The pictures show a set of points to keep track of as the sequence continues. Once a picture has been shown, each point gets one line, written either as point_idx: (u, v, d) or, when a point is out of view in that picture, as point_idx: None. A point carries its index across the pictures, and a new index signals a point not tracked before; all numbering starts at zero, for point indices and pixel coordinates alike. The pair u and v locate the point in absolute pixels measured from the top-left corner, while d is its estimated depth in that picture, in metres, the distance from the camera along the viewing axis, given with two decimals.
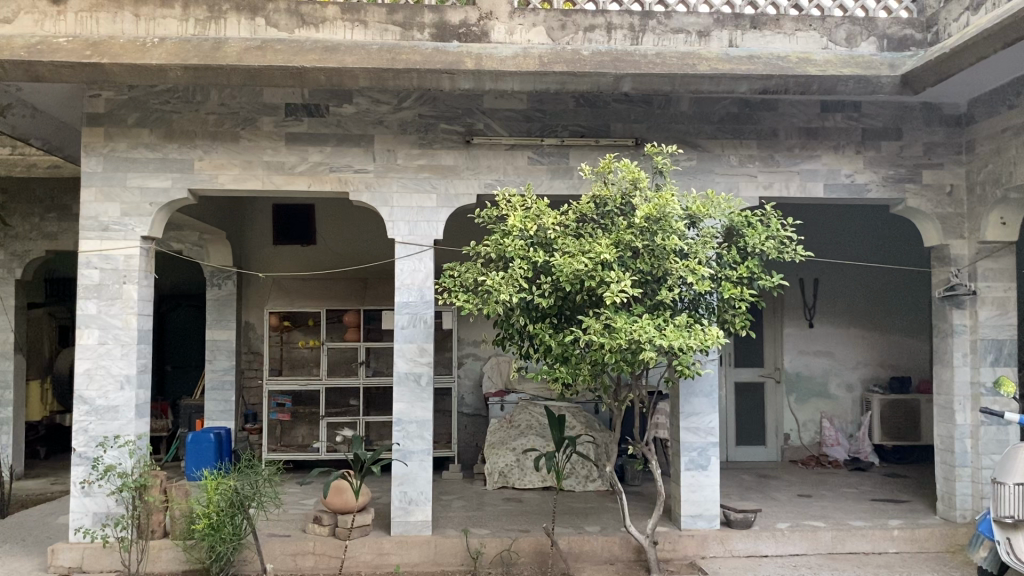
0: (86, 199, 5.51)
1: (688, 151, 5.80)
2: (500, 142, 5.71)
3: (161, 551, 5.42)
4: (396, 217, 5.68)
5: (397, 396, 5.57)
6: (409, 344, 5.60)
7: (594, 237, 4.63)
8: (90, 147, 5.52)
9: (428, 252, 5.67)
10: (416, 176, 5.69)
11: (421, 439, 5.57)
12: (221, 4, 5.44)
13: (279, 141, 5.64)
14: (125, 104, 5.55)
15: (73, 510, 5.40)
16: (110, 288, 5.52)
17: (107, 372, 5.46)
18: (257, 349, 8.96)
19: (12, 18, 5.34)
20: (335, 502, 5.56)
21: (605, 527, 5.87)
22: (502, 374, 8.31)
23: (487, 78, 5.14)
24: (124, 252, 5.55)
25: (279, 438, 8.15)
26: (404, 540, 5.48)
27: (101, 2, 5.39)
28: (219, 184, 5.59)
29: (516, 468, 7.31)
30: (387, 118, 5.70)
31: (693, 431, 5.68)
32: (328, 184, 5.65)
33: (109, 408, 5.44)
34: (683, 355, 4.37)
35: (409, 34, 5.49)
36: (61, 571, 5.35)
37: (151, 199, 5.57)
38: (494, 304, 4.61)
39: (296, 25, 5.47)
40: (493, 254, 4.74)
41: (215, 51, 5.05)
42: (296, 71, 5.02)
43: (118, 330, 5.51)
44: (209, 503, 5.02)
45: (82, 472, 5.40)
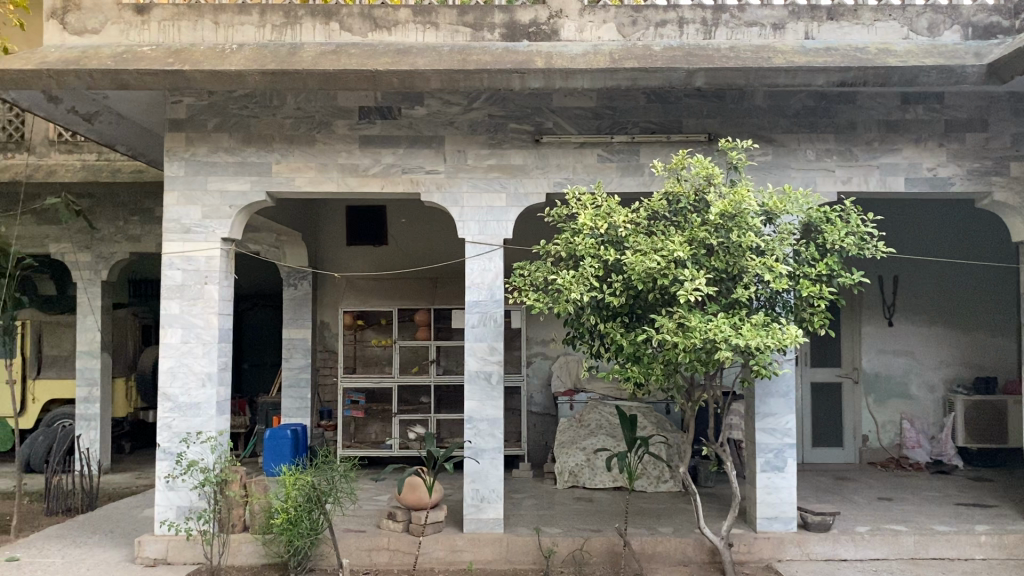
0: (169, 203, 5.70)
1: (764, 146, 5.70)
2: (569, 140, 5.69)
3: (241, 545, 5.56)
4: (466, 217, 5.72)
5: (468, 394, 5.60)
6: (479, 343, 5.63)
7: (667, 235, 4.59)
8: (172, 152, 5.71)
9: (497, 251, 5.70)
10: (486, 176, 5.72)
11: (492, 437, 5.58)
12: (297, 9, 5.56)
13: (353, 144, 5.73)
14: (205, 110, 5.72)
15: (158, 503, 5.58)
16: (192, 289, 5.69)
17: (189, 369, 5.64)
18: (331, 348, 9.15)
19: (100, 28, 5.57)
20: (409, 498, 5.58)
21: (678, 528, 5.81)
22: (572, 374, 8.31)
23: (557, 76, 5.02)
24: (205, 254, 5.71)
25: (353, 434, 8.29)
26: (476, 537, 5.50)
27: (183, 11, 5.58)
28: (296, 187, 5.72)
29: (587, 468, 7.26)
30: (458, 119, 5.73)
31: (769, 432, 5.57)
32: (401, 185, 5.72)
33: (192, 404, 5.61)
34: (761, 355, 4.29)
35: (479, 35, 5.53)
36: (147, 563, 5.53)
37: (230, 202, 5.72)
38: (565, 303, 4.60)
39: (369, 28, 5.55)
40: (563, 253, 4.73)
41: (292, 57, 5.18)
42: (369, 75, 5.01)
43: (200, 329, 5.67)
44: (288, 497, 5.12)
45: (166, 467, 5.58)
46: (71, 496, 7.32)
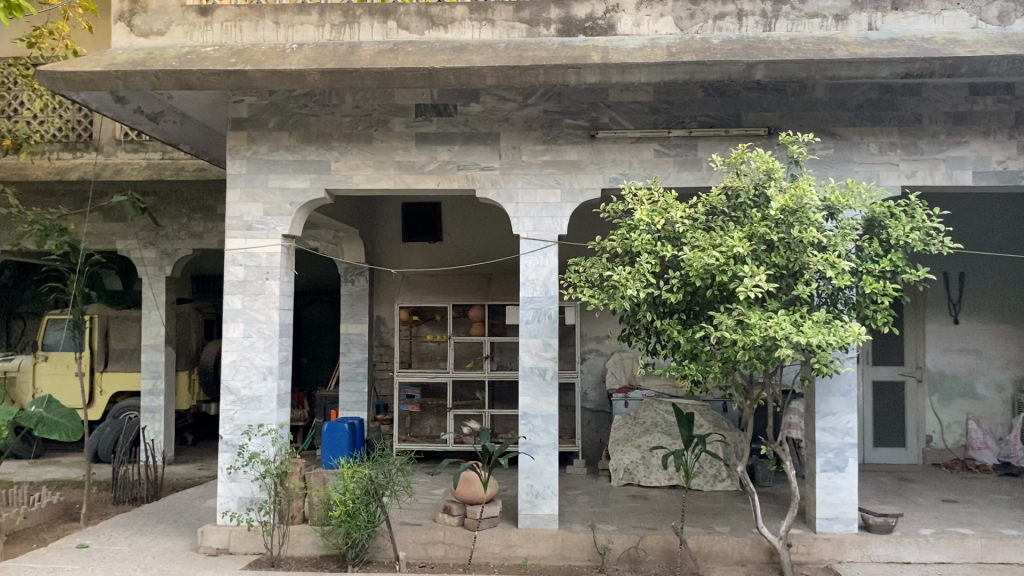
0: (232, 200, 5.84)
1: (825, 140, 5.59)
2: (625, 135, 5.65)
3: (301, 536, 5.65)
4: (521, 213, 5.73)
5: (523, 390, 5.60)
6: (534, 339, 5.61)
7: (725, 231, 4.53)
8: (235, 150, 5.85)
9: (552, 247, 5.69)
10: (540, 172, 5.72)
11: (547, 434, 5.57)
12: (355, 8, 5.62)
13: (410, 141, 5.78)
14: (266, 109, 5.83)
15: (220, 494, 5.71)
16: (254, 285, 5.81)
17: (251, 363, 5.75)
18: (387, 343, 9.26)
19: (165, 30, 5.71)
20: (465, 493, 5.64)
21: (736, 527, 5.74)
22: (626, 370, 8.26)
23: (614, 71, 4.96)
24: (267, 250, 5.82)
25: (409, 428, 8.39)
26: (531, 533, 5.51)
27: (244, 11, 5.69)
28: (354, 185, 5.79)
29: (642, 466, 7.21)
30: (513, 115, 5.73)
31: (830, 431, 5.47)
32: (456, 182, 5.75)
33: (253, 397, 5.72)
34: (822, 352, 4.22)
35: (535, 31, 5.52)
36: (210, 552, 5.66)
37: (291, 200, 5.83)
38: (621, 300, 4.58)
39: (426, 26, 5.59)
40: (619, 248, 4.70)
41: (350, 56, 5.24)
42: (426, 73, 5.02)
43: (261, 323, 5.78)
44: (346, 490, 5.23)
45: (229, 458, 5.70)
46: (137, 486, 7.52)
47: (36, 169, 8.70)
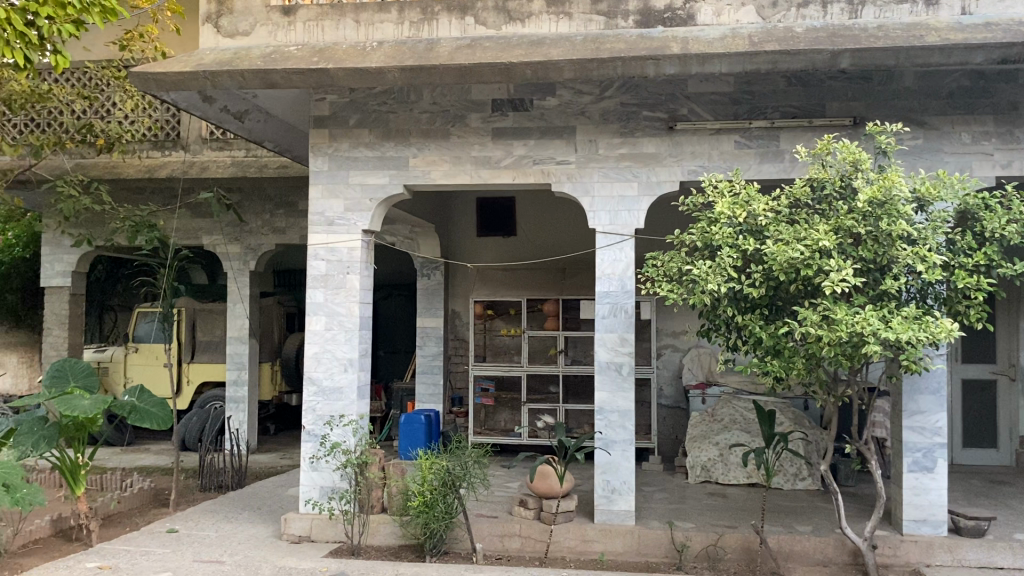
0: (315, 196, 6.00)
1: (914, 130, 5.40)
2: (705, 127, 5.55)
3: (379, 526, 5.74)
4: (597, 207, 5.71)
5: (599, 385, 5.57)
6: (610, 334, 5.58)
7: (809, 224, 4.43)
8: (317, 147, 5.99)
9: (628, 241, 5.64)
10: (617, 165, 5.67)
11: (623, 429, 5.53)
12: (434, 5, 5.67)
13: (486, 136, 5.81)
14: (347, 106, 5.95)
15: (303, 483, 5.85)
16: (336, 279, 5.93)
17: (332, 355, 5.88)
18: (462, 337, 9.35)
19: (250, 30, 5.88)
20: (540, 487, 5.63)
21: (818, 527, 5.60)
22: (705, 366, 8.15)
23: (694, 62, 4.88)
24: (348, 245, 5.95)
25: (483, 421, 8.48)
26: (607, 528, 5.48)
27: (326, 11, 5.81)
28: (432, 180, 5.86)
29: (720, 463, 7.11)
30: (590, 108, 5.70)
31: (917, 430, 5.30)
32: (532, 176, 5.75)
33: (335, 389, 5.85)
34: (912, 349, 4.09)
35: (613, 23, 5.48)
36: (293, 539, 5.81)
37: (371, 195, 5.93)
38: (701, 294, 4.51)
39: (503, 21, 5.60)
40: (699, 242, 4.63)
41: (429, 52, 5.30)
42: (504, 67, 5.02)
43: (342, 317, 5.90)
44: (424, 481, 5.34)
45: (311, 448, 5.84)
46: (222, 474, 7.77)
47: (127, 167, 9.04)
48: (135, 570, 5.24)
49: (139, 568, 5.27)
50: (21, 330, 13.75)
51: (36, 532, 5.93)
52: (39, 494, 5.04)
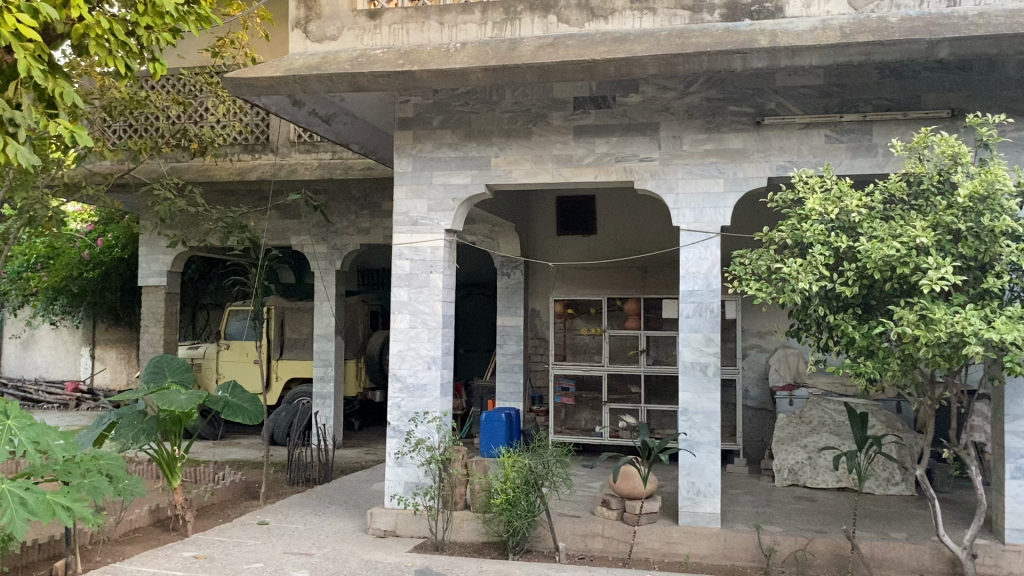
0: (398, 196, 6.09)
1: (1017, 121, 5.16)
2: (793, 121, 5.42)
3: (462, 522, 5.79)
4: (682, 204, 5.63)
5: (683, 385, 5.49)
6: (695, 334, 5.50)
7: (905, 220, 4.28)
8: (401, 149, 6.09)
9: (714, 238, 5.54)
10: (702, 161, 5.58)
11: (709, 430, 5.44)
12: (517, 5, 5.69)
13: (568, 135, 5.79)
14: (430, 107, 6.03)
15: (388, 478, 5.96)
16: (419, 277, 6.02)
17: (416, 353, 5.97)
18: (542, 336, 9.37)
19: (338, 35, 6.04)
20: (623, 487, 5.58)
21: (913, 534, 5.41)
22: (792, 368, 7.98)
23: (783, 55, 4.77)
24: (431, 244, 6.03)
25: (564, 421, 8.48)
26: (692, 530, 5.40)
27: (411, 14, 5.90)
28: (513, 179, 5.88)
29: (808, 466, 6.94)
30: (674, 104, 5.62)
31: (1020, 436, 5.07)
32: (614, 174, 5.72)
33: (419, 385, 5.93)
34: (1016, 350, 3.90)
35: (698, 17, 5.40)
36: (379, 533, 5.91)
37: (453, 195, 6.00)
38: (791, 294, 4.39)
39: (587, 18, 5.57)
40: (789, 240, 4.52)
41: (512, 52, 5.31)
42: (588, 65, 5.00)
43: (426, 315, 5.98)
44: (506, 479, 5.38)
45: (396, 444, 5.94)
46: (309, 468, 7.96)
47: (220, 170, 9.33)
48: (228, 560, 5.42)
49: (231, 558, 5.44)
50: (121, 327, 14.37)
51: (136, 520, 6.19)
52: (139, 484, 5.24)
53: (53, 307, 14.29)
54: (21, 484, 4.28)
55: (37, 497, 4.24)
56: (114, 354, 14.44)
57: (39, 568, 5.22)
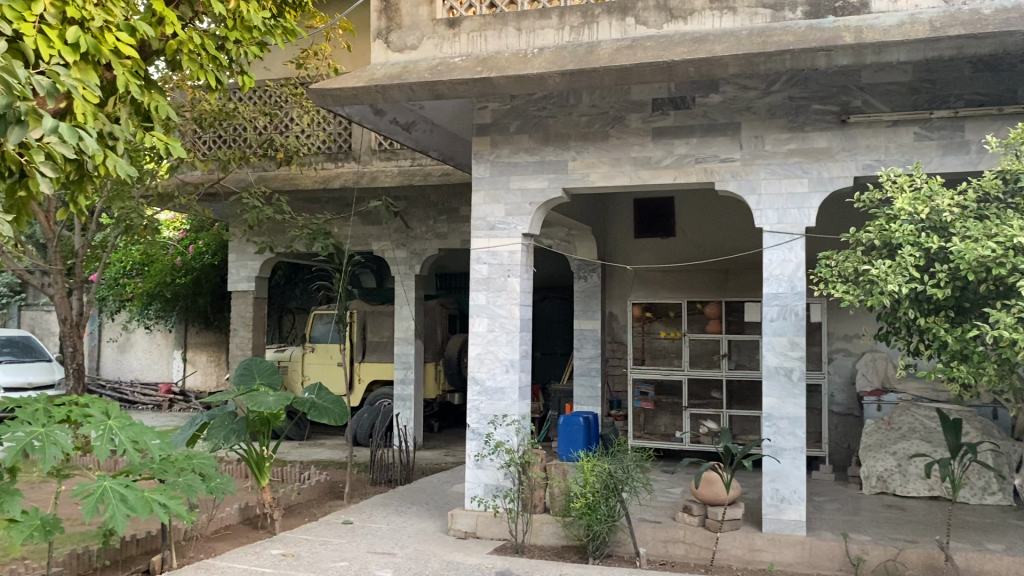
0: (476, 202, 6.18)
1: None
2: (880, 119, 5.27)
3: (543, 526, 5.78)
4: (764, 206, 5.54)
5: (766, 390, 5.40)
6: (779, 337, 5.39)
7: (1001, 219, 4.13)
8: (479, 155, 6.17)
9: (799, 240, 5.42)
10: (786, 161, 5.48)
11: (794, 436, 5.33)
12: (594, 8, 5.69)
13: (646, 137, 5.76)
14: (508, 113, 6.09)
15: (468, 480, 6.03)
16: (497, 281, 6.08)
17: (495, 356, 6.02)
18: (620, 339, 9.34)
19: (418, 44, 6.17)
20: (706, 493, 5.55)
21: (1012, 546, 5.18)
22: (880, 373, 7.73)
23: (869, 51, 4.65)
24: (508, 248, 6.08)
25: (643, 426, 8.44)
26: (776, 538, 5.29)
27: (489, 21, 5.97)
28: (591, 182, 5.88)
29: (897, 474, 6.73)
30: (755, 104, 5.54)
31: None
32: (694, 175, 5.66)
33: (498, 389, 5.99)
34: None
35: (780, 15, 5.29)
36: (460, 535, 5.98)
37: (531, 200, 6.04)
38: (879, 296, 4.28)
39: (665, 20, 5.54)
40: (877, 241, 4.40)
41: (590, 56, 5.32)
42: (666, 66, 4.96)
43: (504, 318, 6.03)
44: (586, 483, 5.39)
45: (476, 446, 6.02)
46: (391, 469, 8.11)
47: (305, 179, 9.58)
48: (315, 558, 5.56)
49: (318, 556, 5.58)
50: (211, 331, 14.92)
51: (227, 518, 6.40)
52: (230, 482, 5.40)
53: (148, 312, 14.89)
54: (121, 482, 4.47)
55: (135, 494, 4.43)
56: (204, 357, 14.98)
57: (137, 562, 5.45)
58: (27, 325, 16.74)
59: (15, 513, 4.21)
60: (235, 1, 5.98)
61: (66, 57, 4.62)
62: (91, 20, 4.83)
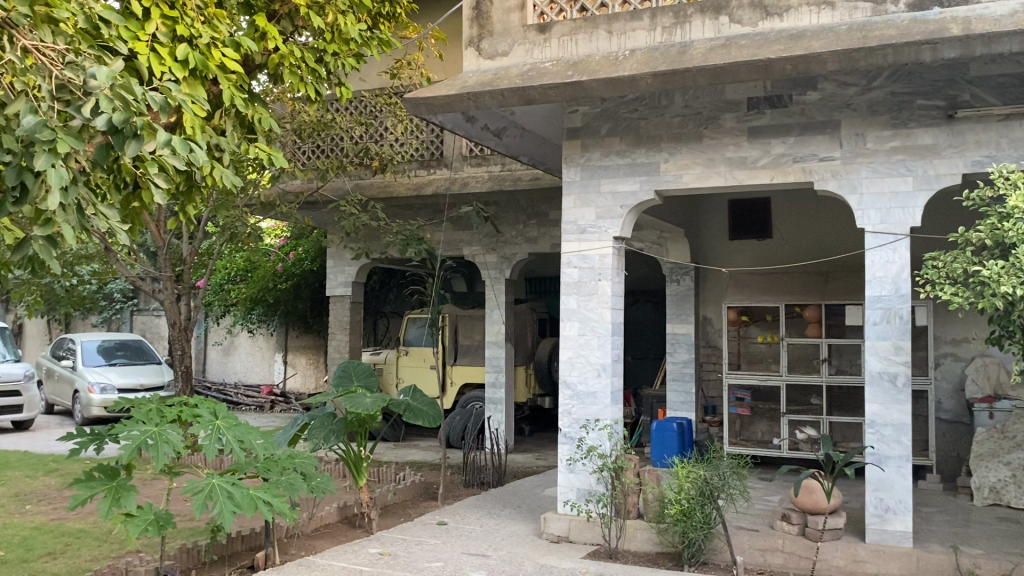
0: (567, 206, 6.19)
1: None
2: (990, 113, 5.03)
3: (637, 531, 5.73)
4: (866, 205, 5.36)
5: (869, 396, 5.22)
6: (883, 342, 5.21)
7: None
8: (570, 158, 6.18)
9: (903, 240, 5.24)
10: (888, 159, 5.30)
11: (899, 444, 5.13)
12: (687, 8, 5.62)
13: (742, 137, 5.66)
14: (599, 116, 6.08)
15: (560, 484, 6.04)
16: (588, 285, 6.07)
17: (586, 360, 6.02)
18: (715, 344, 9.19)
19: (509, 50, 6.22)
20: (805, 502, 5.38)
21: None
22: (992, 378, 7.39)
23: (979, 42, 4.44)
24: (599, 251, 6.07)
25: (739, 432, 8.26)
26: (880, 549, 5.10)
27: (580, 25, 5.98)
28: (684, 184, 5.82)
29: (1012, 485, 6.43)
30: (856, 100, 5.37)
31: None
32: (791, 175, 5.53)
33: (589, 393, 5.98)
34: None
35: (881, 9, 5.12)
36: (553, 538, 5.99)
37: (622, 202, 6.01)
38: (991, 298, 4.08)
39: (760, 17, 5.42)
40: (988, 240, 4.21)
41: (682, 56, 5.27)
42: (762, 65, 4.86)
43: (595, 322, 6.02)
44: (680, 490, 5.32)
45: (568, 450, 6.03)
46: (484, 472, 8.18)
47: (398, 186, 9.76)
48: (411, 558, 5.66)
49: (414, 556, 5.69)
50: (310, 334, 15.36)
51: (326, 517, 6.57)
52: (330, 482, 5.54)
53: (251, 316, 15.50)
54: (228, 479, 4.65)
55: (242, 491, 4.61)
56: (304, 360, 15.41)
57: (243, 558, 5.66)
58: (139, 328, 17.58)
59: (131, 508, 4.41)
60: (333, 14, 6.18)
61: (176, 73, 4.86)
62: (199, 37, 5.11)
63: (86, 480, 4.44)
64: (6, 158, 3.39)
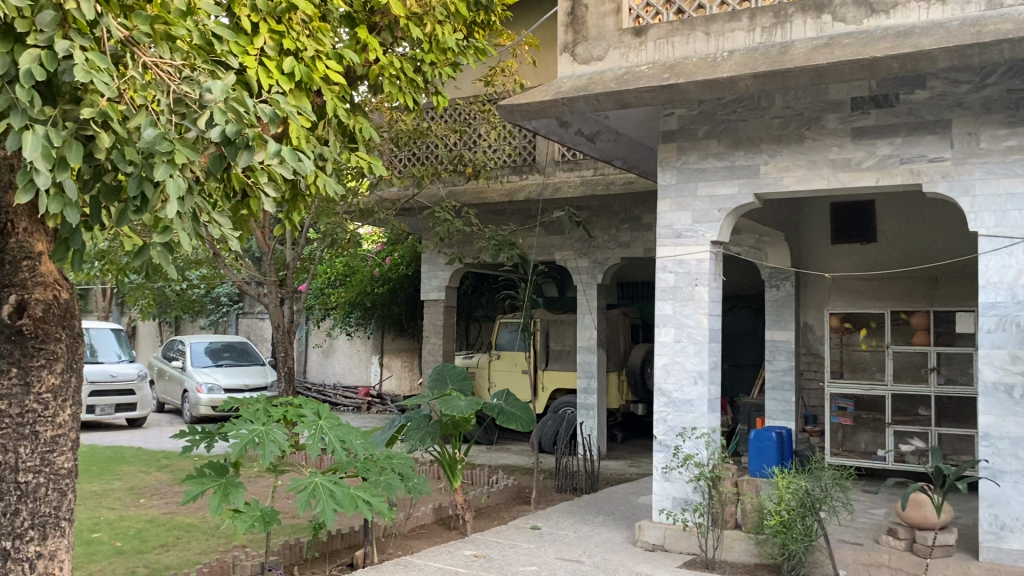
0: (663, 210, 6.14)
1: None
2: None
3: (734, 542, 5.59)
4: (980, 207, 5.13)
5: (983, 408, 4.99)
6: (998, 350, 4.98)
7: None
8: (666, 162, 6.13)
9: (1020, 244, 4.98)
10: (1004, 159, 5.05)
11: (1016, 459, 4.88)
12: (787, 7, 5.50)
13: (845, 138, 5.50)
14: (696, 118, 6.00)
15: (656, 492, 5.99)
16: (684, 291, 6.01)
17: (683, 366, 5.96)
18: (815, 351, 8.94)
19: (604, 54, 6.22)
20: (913, 516, 5.17)
21: None
22: None
23: None
24: (696, 256, 5.99)
25: (841, 442, 8.03)
26: (994, 568, 4.86)
27: (677, 27, 5.93)
28: (784, 186, 5.68)
29: None
30: (968, 98, 5.14)
31: None
32: (899, 176, 5.34)
33: (685, 400, 5.91)
34: None
35: (996, 2, 4.89)
36: (647, 546, 5.94)
37: (720, 206, 5.92)
38: None
39: (865, 14, 5.26)
40: None
41: (783, 56, 5.16)
42: (868, 63, 4.71)
43: (692, 328, 5.95)
44: (781, 500, 5.20)
45: (664, 458, 5.98)
46: (576, 477, 8.17)
47: (492, 192, 9.85)
48: (505, 561, 5.70)
49: (508, 559, 5.73)
50: (405, 338, 15.66)
51: (422, 517, 6.68)
52: (427, 483, 5.62)
53: (349, 319, 15.89)
54: (330, 479, 4.79)
55: (343, 491, 4.72)
56: (400, 363, 15.70)
57: (342, 555, 5.81)
58: (244, 330, 18.30)
59: (239, 504, 4.59)
60: (431, 24, 6.31)
61: (284, 85, 5.03)
62: (304, 50, 5.29)
63: (197, 477, 4.65)
64: (128, 168, 3.52)
